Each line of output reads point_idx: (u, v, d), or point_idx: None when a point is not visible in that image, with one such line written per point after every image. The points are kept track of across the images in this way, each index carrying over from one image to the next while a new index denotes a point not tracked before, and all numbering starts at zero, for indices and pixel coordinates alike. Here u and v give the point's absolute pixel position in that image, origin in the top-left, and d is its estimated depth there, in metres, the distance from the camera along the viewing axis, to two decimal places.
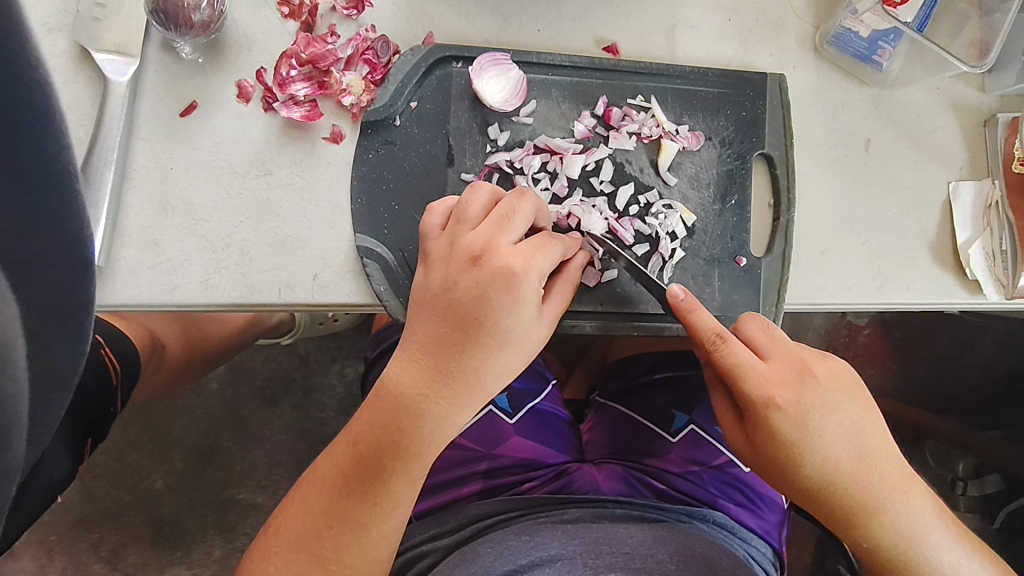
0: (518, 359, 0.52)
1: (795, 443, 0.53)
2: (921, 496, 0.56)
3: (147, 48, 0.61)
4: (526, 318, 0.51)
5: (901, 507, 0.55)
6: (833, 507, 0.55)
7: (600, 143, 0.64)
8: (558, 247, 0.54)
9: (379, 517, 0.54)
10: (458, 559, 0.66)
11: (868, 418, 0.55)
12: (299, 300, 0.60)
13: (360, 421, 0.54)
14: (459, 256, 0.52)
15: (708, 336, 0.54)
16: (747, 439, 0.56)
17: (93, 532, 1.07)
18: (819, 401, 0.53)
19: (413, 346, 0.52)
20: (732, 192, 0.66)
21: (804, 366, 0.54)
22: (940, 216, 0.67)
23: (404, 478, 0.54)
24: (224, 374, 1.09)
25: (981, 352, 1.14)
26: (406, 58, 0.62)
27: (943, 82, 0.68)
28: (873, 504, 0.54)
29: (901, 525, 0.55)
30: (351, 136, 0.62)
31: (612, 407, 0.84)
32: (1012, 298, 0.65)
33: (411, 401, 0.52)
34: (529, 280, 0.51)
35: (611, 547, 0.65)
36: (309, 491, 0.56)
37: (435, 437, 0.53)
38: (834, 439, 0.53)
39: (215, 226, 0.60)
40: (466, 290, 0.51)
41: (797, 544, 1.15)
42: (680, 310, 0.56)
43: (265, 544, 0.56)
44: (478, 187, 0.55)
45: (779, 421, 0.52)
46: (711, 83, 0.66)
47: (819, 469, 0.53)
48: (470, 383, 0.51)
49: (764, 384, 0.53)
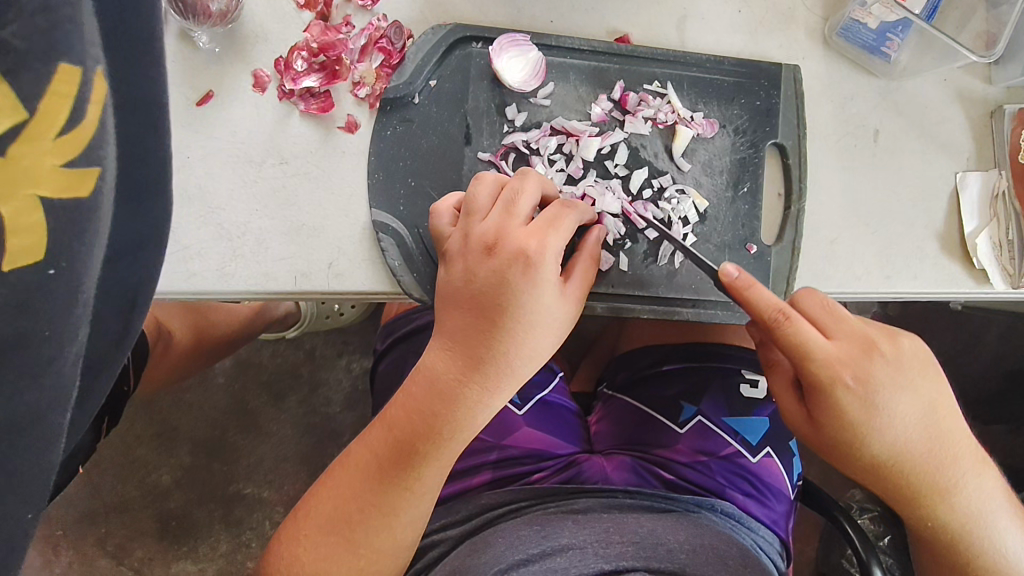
0: (545, 340, 0.53)
1: (861, 422, 0.53)
2: (993, 480, 0.57)
3: (165, 37, 0.61)
4: (546, 297, 0.52)
5: (969, 487, 0.56)
6: (900, 484, 0.56)
7: (616, 127, 0.65)
8: (569, 217, 0.54)
9: (409, 502, 0.55)
10: (471, 548, 0.67)
11: (937, 397, 0.55)
12: (314, 289, 0.61)
13: (397, 408, 0.55)
14: (474, 246, 0.53)
15: (771, 313, 0.53)
16: (811, 419, 0.56)
17: (99, 527, 1.08)
18: (888, 379, 0.53)
19: (444, 335, 0.54)
20: (745, 179, 0.66)
21: (870, 344, 0.54)
22: (948, 206, 0.68)
23: (433, 464, 0.54)
24: (231, 368, 1.10)
25: (983, 346, 1.16)
26: (425, 37, 0.62)
27: (950, 73, 0.69)
28: (939, 482, 0.55)
29: (970, 506, 0.56)
30: (366, 126, 0.63)
31: (621, 399, 0.84)
32: (1018, 287, 0.66)
33: (449, 387, 0.53)
34: (545, 259, 0.52)
35: (622, 536, 0.67)
36: (343, 475, 0.56)
37: (468, 420, 0.53)
38: (902, 417, 0.54)
39: (231, 213, 0.60)
40: (485, 277, 0.52)
41: (801, 538, 1.15)
42: (736, 288, 0.55)
43: (295, 525, 0.57)
44: (483, 177, 0.55)
45: (843, 398, 0.53)
46: (727, 71, 0.67)
47: (885, 447, 0.54)
48: (501, 367, 0.52)
49: (833, 363, 0.53)
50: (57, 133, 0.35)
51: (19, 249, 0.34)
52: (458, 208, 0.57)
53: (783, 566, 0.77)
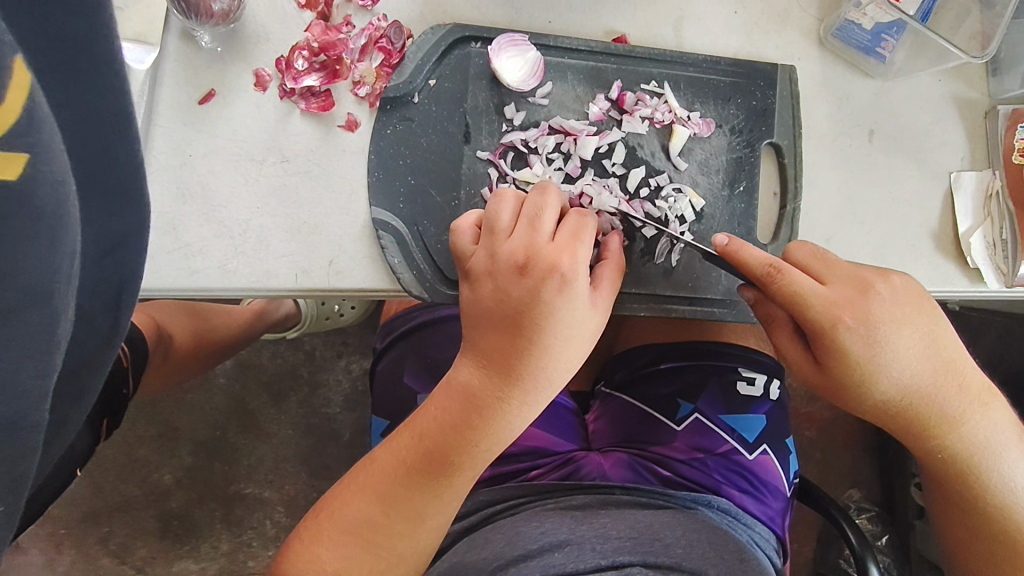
0: (581, 352, 0.54)
1: (869, 366, 0.55)
2: (999, 407, 0.60)
3: (168, 39, 0.62)
4: (583, 313, 0.53)
5: (977, 416, 0.59)
6: (912, 418, 0.59)
7: (613, 126, 0.66)
8: (592, 230, 0.55)
9: (438, 508, 0.56)
10: (470, 544, 0.68)
11: (938, 331, 0.57)
12: (315, 286, 0.61)
13: (428, 417, 0.56)
14: (505, 266, 0.53)
15: (762, 270, 0.55)
16: (819, 369, 0.58)
17: (101, 526, 1.08)
18: (886, 317, 0.55)
19: (480, 353, 0.54)
20: (741, 178, 0.67)
21: (864, 285, 0.56)
22: (942, 206, 0.68)
23: (468, 471, 0.56)
24: (231, 369, 1.10)
25: (980, 346, 1.17)
26: (425, 36, 0.63)
27: (944, 75, 0.70)
28: (948, 414, 0.58)
29: (977, 434, 0.59)
30: (366, 125, 0.63)
31: (618, 398, 0.84)
32: (1013, 287, 0.66)
33: (486, 400, 0.53)
34: (579, 276, 0.53)
35: (620, 532, 0.67)
36: (366, 479, 0.57)
37: (505, 431, 0.55)
38: (907, 356, 0.56)
39: (234, 211, 0.61)
40: (521, 297, 0.52)
41: (799, 539, 1.16)
42: (728, 254, 0.57)
43: (316, 525, 0.57)
44: (502, 196, 0.56)
45: (847, 343, 0.54)
46: (724, 72, 0.67)
47: (895, 388, 0.57)
48: (539, 382, 0.53)
49: (833, 308, 0.54)
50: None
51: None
52: (479, 225, 0.58)
53: (780, 563, 0.77)
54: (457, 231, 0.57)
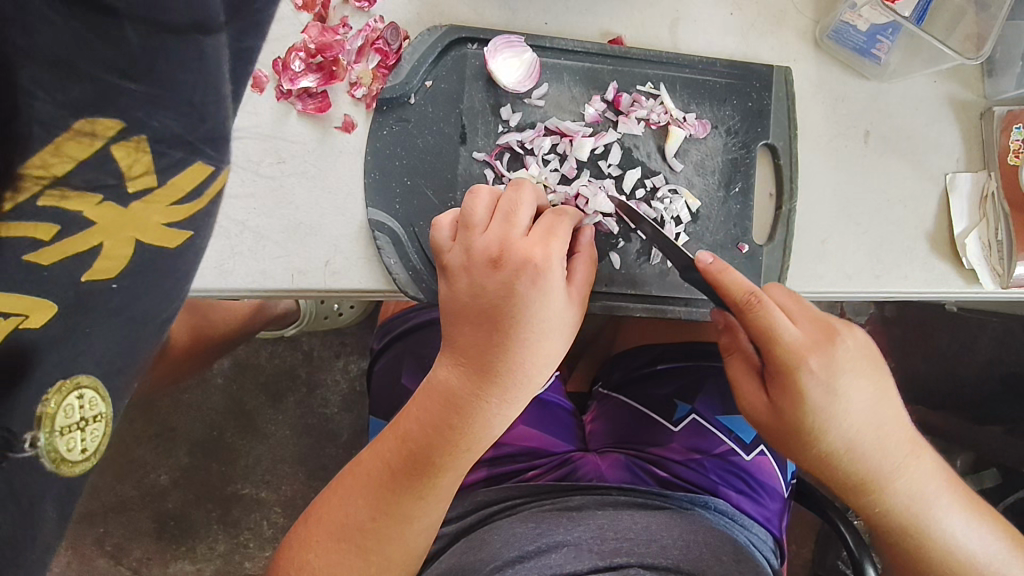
0: (557, 345, 0.54)
1: (821, 408, 0.54)
2: (940, 477, 0.58)
3: None
4: (557, 303, 0.53)
5: (913, 484, 0.56)
6: (851, 474, 0.57)
7: (609, 127, 0.66)
8: (565, 226, 0.56)
9: (423, 510, 0.55)
10: (468, 545, 0.68)
11: (887, 389, 0.57)
12: (311, 287, 0.62)
13: (409, 419, 0.56)
14: (478, 258, 0.54)
15: (740, 297, 0.54)
16: (772, 405, 0.57)
17: (97, 527, 1.08)
18: (846, 362, 0.54)
19: (455, 351, 0.54)
20: (737, 179, 0.68)
21: (829, 327, 0.56)
22: (938, 207, 0.69)
23: (451, 471, 0.55)
24: (228, 369, 1.10)
25: (979, 348, 1.17)
26: (422, 38, 0.63)
27: (940, 76, 0.70)
28: (885, 474, 0.56)
29: (909, 501, 0.56)
30: (362, 125, 0.64)
31: (614, 398, 0.84)
32: (1007, 287, 0.66)
33: (464, 399, 0.53)
34: (551, 266, 0.53)
35: (616, 533, 0.67)
36: (355, 483, 0.57)
37: (485, 429, 0.54)
38: (855, 406, 0.55)
39: (229, 211, 0.61)
40: (495, 290, 0.52)
41: (797, 540, 1.16)
42: (709, 273, 0.56)
43: (307, 532, 0.58)
44: (477, 191, 0.56)
45: (803, 381, 0.53)
46: (720, 74, 0.67)
47: (839, 438, 0.55)
48: (515, 379, 0.53)
49: (796, 344, 0.53)
50: (176, 202, 0.40)
51: (110, 269, 0.40)
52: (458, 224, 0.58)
53: (777, 563, 0.77)
54: (435, 233, 0.57)
